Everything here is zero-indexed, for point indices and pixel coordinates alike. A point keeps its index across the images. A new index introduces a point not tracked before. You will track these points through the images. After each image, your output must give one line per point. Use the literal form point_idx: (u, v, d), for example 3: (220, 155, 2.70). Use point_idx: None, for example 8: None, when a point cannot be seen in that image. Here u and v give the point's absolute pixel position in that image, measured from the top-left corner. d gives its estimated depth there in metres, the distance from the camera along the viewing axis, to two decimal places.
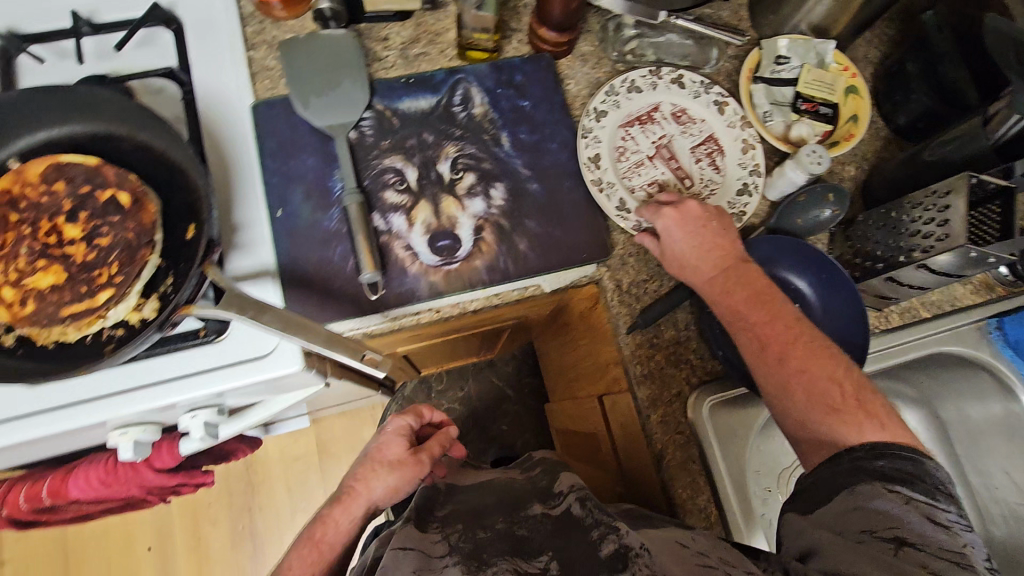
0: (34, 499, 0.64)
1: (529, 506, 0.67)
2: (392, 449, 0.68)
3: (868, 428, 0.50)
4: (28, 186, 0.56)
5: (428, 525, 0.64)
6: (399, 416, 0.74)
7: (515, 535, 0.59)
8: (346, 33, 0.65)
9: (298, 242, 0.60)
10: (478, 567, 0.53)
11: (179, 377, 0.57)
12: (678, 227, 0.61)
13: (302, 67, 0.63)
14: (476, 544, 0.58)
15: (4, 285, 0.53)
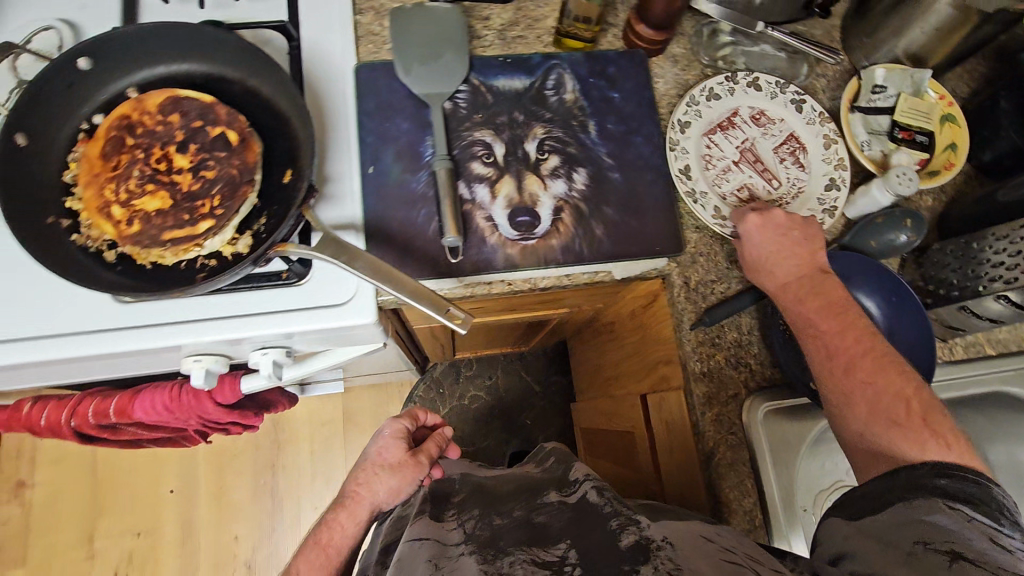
0: (101, 414, 0.67)
1: (545, 495, 0.70)
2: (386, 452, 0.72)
3: (932, 447, 0.50)
4: (146, 114, 0.59)
5: (444, 511, 0.67)
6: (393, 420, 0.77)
7: (533, 524, 0.62)
8: (451, 9, 0.67)
9: (386, 200, 0.62)
10: (493, 555, 0.56)
11: (259, 314, 0.60)
12: (757, 231, 0.61)
13: (411, 38, 0.65)
14: (492, 531, 0.62)
15: (113, 204, 0.56)
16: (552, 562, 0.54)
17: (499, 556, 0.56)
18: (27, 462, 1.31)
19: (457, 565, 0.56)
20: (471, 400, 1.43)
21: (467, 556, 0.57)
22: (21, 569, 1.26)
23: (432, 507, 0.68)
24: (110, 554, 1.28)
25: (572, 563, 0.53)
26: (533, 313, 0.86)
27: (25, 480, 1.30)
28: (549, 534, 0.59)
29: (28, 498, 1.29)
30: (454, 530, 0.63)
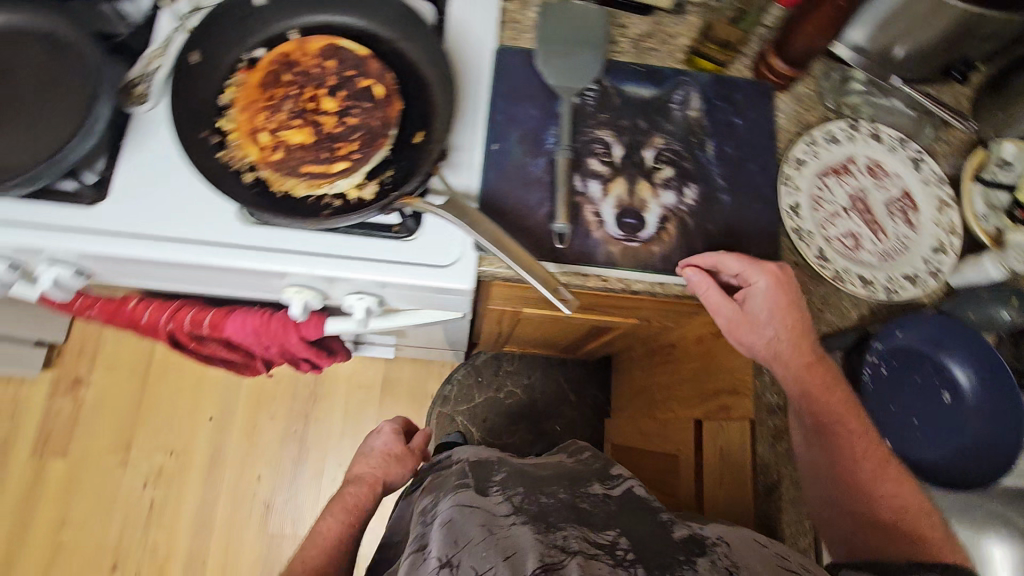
0: (196, 324, 0.72)
1: (587, 485, 0.69)
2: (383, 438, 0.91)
3: (933, 546, 0.57)
4: (306, 55, 0.63)
5: (487, 487, 0.66)
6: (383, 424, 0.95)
7: (578, 508, 0.62)
8: (599, 9, 0.69)
9: (505, 176, 0.65)
10: (546, 527, 0.57)
11: (366, 259, 0.63)
12: (768, 305, 0.61)
13: (555, 29, 0.68)
14: (540, 508, 0.61)
15: (263, 130, 0.60)
16: (605, 544, 0.55)
17: (552, 530, 0.56)
18: (87, 361, 1.39)
19: (510, 533, 0.56)
20: (507, 395, 1.43)
21: (520, 526, 0.57)
22: (62, 459, 1.32)
23: (475, 485, 0.65)
24: (142, 465, 1.34)
25: (624, 549, 0.54)
26: (603, 317, 0.87)
27: (82, 378, 1.37)
28: (595, 519, 0.60)
29: (80, 395, 1.37)
30: (500, 502, 0.62)
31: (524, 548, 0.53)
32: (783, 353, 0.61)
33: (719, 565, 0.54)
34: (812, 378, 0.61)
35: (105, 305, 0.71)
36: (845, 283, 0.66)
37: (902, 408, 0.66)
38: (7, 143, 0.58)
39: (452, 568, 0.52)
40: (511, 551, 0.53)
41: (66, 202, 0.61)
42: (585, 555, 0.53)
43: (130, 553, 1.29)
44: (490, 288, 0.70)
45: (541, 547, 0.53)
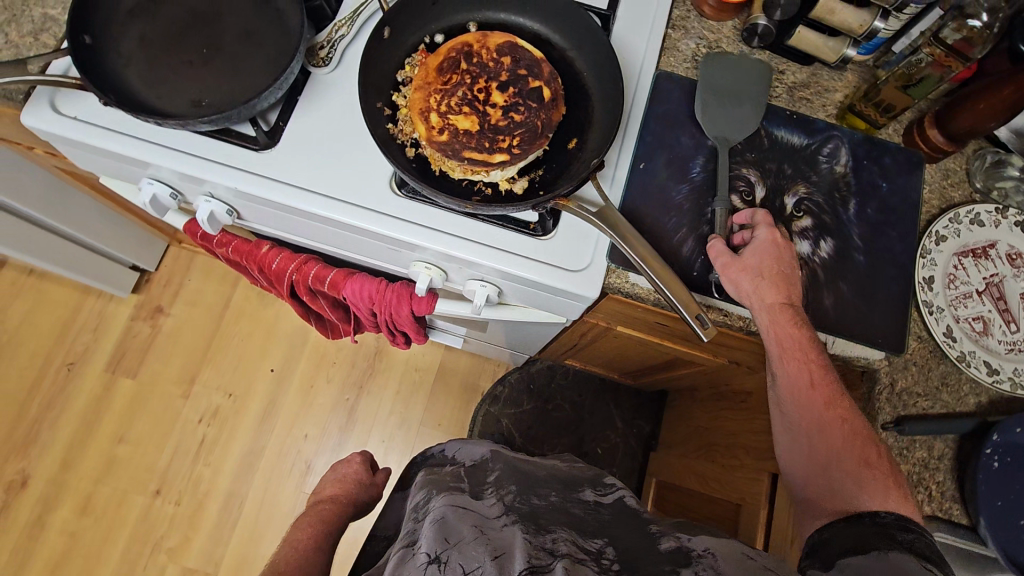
0: (318, 280, 0.75)
1: (580, 491, 0.77)
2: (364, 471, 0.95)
3: (894, 495, 0.54)
4: (485, 49, 0.65)
5: (482, 489, 0.70)
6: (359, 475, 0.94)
7: (570, 512, 0.68)
8: (757, 63, 0.70)
9: (646, 197, 0.66)
10: (536, 529, 0.61)
11: (500, 249, 0.65)
12: (765, 247, 0.61)
13: (715, 82, 0.69)
14: (530, 508, 0.66)
15: (433, 111, 0.63)
16: (592, 550, 0.59)
17: (540, 535, 0.59)
18: (170, 293, 1.45)
19: (501, 535, 0.58)
20: (555, 408, 1.43)
21: (510, 527, 0.60)
22: (131, 380, 1.39)
23: (469, 489, 0.69)
24: (201, 401, 1.39)
25: (610, 559, 0.59)
26: (691, 352, 0.87)
27: (163, 307, 1.44)
28: (586, 526, 0.65)
29: (159, 323, 1.43)
30: (494, 505, 0.65)
31: (513, 548, 0.56)
32: (763, 292, 0.60)
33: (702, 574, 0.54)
34: (785, 317, 0.59)
35: (240, 245, 0.75)
36: (969, 366, 0.65)
37: (1009, 505, 0.60)
38: (204, 82, 0.63)
39: (440, 564, 0.53)
40: (500, 551, 0.55)
41: (240, 145, 0.65)
42: (571, 559, 0.56)
43: (174, 480, 1.34)
44: (603, 302, 0.71)
45: (529, 548, 0.56)
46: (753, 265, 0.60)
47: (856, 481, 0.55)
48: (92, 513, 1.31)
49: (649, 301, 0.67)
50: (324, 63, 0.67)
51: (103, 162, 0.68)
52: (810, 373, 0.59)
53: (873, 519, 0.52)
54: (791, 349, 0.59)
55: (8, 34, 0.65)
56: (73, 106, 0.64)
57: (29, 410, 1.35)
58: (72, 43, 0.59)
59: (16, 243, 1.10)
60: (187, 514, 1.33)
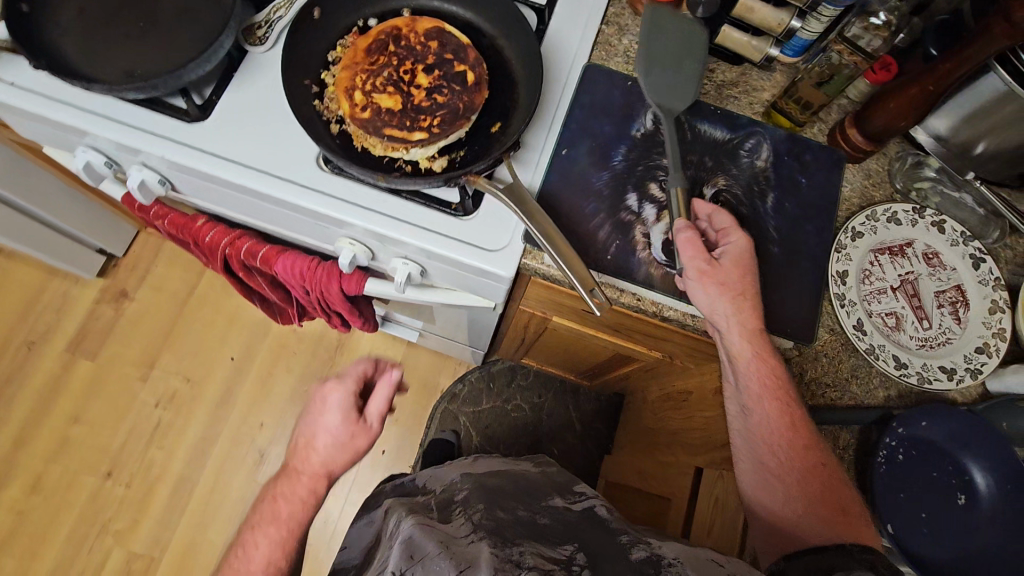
0: (250, 255, 0.76)
1: (549, 499, 0.78)
2: (342, 417, 0.77)
3: (863, 532, 0.59)
4: (414, 33, 0.67)
5: (450, 511, 0.70)
6: (334, 427, 0.76)
7: (536, 524, 0.67)
8: (696, 26, 0.70)
9: (566, 181, 0.68)
10: (503, 542, 0.60)
11: (421, 228, 0.67)
12: (737, 275, 0.62)
13: (658, 44, 0.69)
14: (496, 523, 0.65)
15: (358, 89, 0.65)
16: (561, 560, 0.59)
17: (509, 546, 0.59)
18: (136, 277, 1.46)
19: (467, 550, 0.58)
20: (513, 407, 1.43)
21: (477, 542, 0.60)
22: (90, 361, 1.40)
23: (437, 513, 0.70)
24: (159, 385, 1.40)
25: (579, 565, 0.58)
26: (624, 345, 0.88)
27: (128, 291, 1.45)
28: (551, 534, 0.65)
29: (122, 307, 1.44)
30: (462, 523, 0.65)
31: (479, 562, 0.56)
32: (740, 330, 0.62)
33: None
34: (761, 357, 0.63)
35: (176, 218, 0.77)
36: (878, 359, 0.66)
37: (910, 498, 0.61)
38: (137, 53, 0.65)
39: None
40: (466, 565, 0.56)
41: (172, 116, 0.67)
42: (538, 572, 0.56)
43: (126, 464, 1.34)
44: (527, 286, 0.73)
45: (496, 562, 0.56)
46: (732, 285, 0.62)
47: (828, 517, 0.59)
48: (41, 491, 1.31)
49: (564, 284, 0.68)
50: (261, 42, 0.70)
51: (40, 128, 0.70)
52: (783, 405, 0.63)
53: (836, 551, 0.52)
54: (769, 390, 0.63)
55: None
56: (11, 71, 0.66)
57: None
58: (9, 10, 0.62)
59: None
60: (136, 499, 1.32)
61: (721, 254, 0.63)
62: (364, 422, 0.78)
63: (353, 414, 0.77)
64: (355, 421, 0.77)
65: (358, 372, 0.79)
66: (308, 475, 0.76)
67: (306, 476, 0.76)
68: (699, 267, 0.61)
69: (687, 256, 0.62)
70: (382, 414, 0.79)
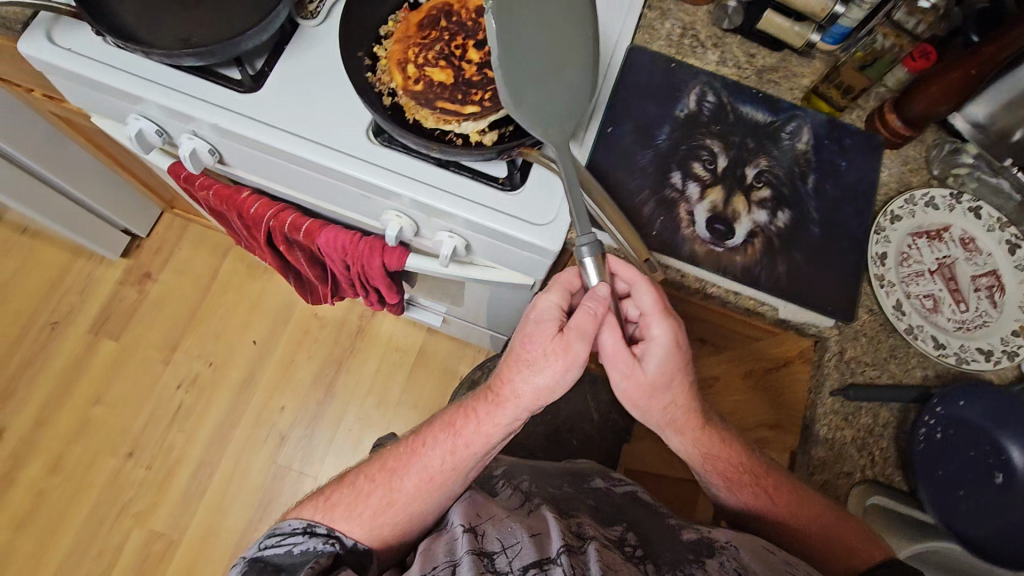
0: (293, 228, 0.77)
1: (590, 481, 0.76)
2: (546, 331, 0.60)
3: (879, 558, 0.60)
4: (465, 8, 0.68)
5: (494, 484, 0.73)
6: (532, 337, 0.61)
7: (586, 502, 0.69)
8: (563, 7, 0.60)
9: (610, 158, 0.69)
10: (563, 512, 0.64)
11: (469, 201, 0.68)
12: (654, 358, 0.60)
13: (525, 32, 0.57)
14: (549, 494, 0.69)
15: (411, 62, 0.66)
16: (615, 539, 0.61)
17: (569, 518, 0.62)
18: (160, 260, 1.47)
19: (531, 517, 0.62)
20: None
21: (537, 511, 0.63)
22: (113, 342, 1.41)
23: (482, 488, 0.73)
24: (182, 367, 1.41)
25: (634, 545, 0.60)
26: None
27: (151, 274, 1.46)
28: (604, 513, 0.67)
29: (146, 289, 1.45)
30: (512, 495, 0.69)
31: (547, 528, 0.59)
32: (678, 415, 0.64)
33: (727, 566, 0.58)
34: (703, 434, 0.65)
35: (221, 190, 0.78)
36: (917, 339, 0.67)
37: (948, 475, 0.61)
38: (191, 20, 0.65)
39: (476, 535, 0.58)
40: (536, 529, 0.59)
41: (226, 86, 0.68)
42: (599, 542, 0.59)
43: (148, 444, 1.35)
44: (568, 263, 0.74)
45: (562, 529, 0.59)
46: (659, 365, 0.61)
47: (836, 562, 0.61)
48: (63, 469, 1.31)
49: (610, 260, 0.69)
50: (312, 16, 0.71)
51: (93, 96, 0.71)
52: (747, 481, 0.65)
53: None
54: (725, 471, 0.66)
55: None
56: (68, 39, 0.67)
57: (9, 366, 1.36)
58: None
59: (11, 191, 1.11)
60: (157, 479, 1.33)
61: (642, 351, 0.61)
62: (563, 338, 0.59)
63: (552, 326, 0.60)
64: (556, 335, 0.59)
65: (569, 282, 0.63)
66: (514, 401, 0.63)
67: (503, 402, 0.64)
68: (623, 385, 0.62)
69: (612, 373, 0.62)
70: (590, 329, 0.58)
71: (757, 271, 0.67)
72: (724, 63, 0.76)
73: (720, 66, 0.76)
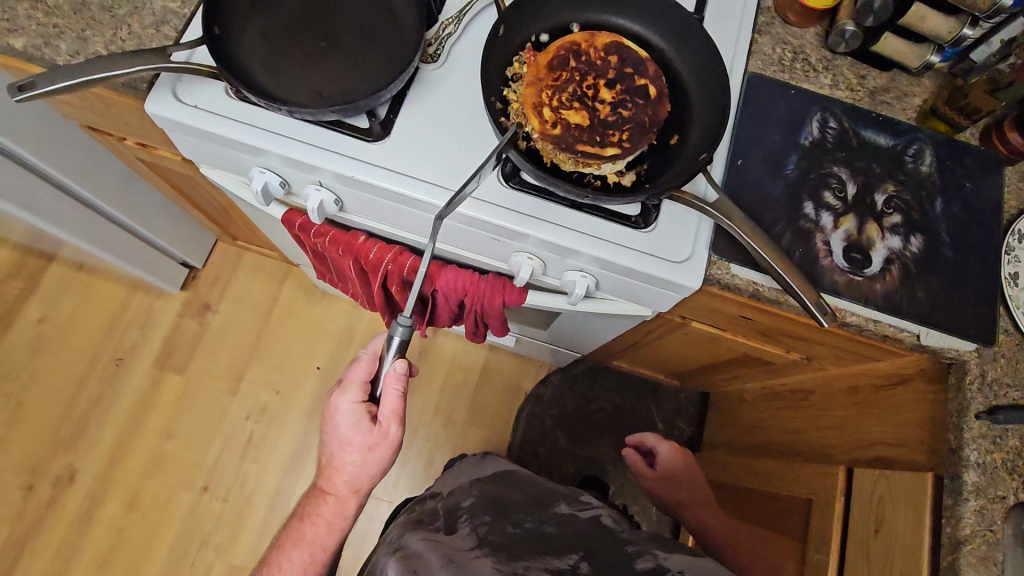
0: (413, 271, 0.77)
1: (557, 506, 0.86)
2: (362, 428, 0.72)
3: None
4: (592, 48, 0.68)
5: (456, 522, 0.77)
6: (352, 437, 0.72)
7: (543, 533, 0.75)
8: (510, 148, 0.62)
9: (744, 190, 0.69)
10: (507, 558, 0.67)
11: (606, 241, 0.66)
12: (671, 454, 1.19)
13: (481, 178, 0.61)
14: (505, 536, 0.73)
15: (545, 105, 0.65)
16: (567, 568, 0.66)
17: (512, 560, 0.66)
18: (217, 290, 1.46)
19: (471, 564, 0.65)
20: (597, 408, 1.47)
21: (481, 557, 0.66)
22: (178, 376, 1.39)
23: (444, 524, 0.77)
24: (249, 398, 1.40)
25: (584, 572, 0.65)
26: (762, 349, 0.89)
27: (210, 304, 1.45)
28: (559, 544, 0.72)
29: (206, 320, 1.44)
30: (467, 535, 0.73)
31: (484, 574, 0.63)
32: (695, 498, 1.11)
33: None
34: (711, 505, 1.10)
35: (338, 236, 0.77)
36: None
37: None
38: (324, 73, 0.65)
39: None
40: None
41: (354, 135, 0.67)
42: None
43: (222, 476, 1.34)
44: (693, 295, 0.74)
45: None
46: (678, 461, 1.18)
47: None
48: (140, 508, 1.31)
49: (748, 293, 0.69)
50: (432, 59, 0.70)
51: (214, 150, 0.70)
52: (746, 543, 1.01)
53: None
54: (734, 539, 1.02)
55: (130, 26, 0.67)
56: (193, 94, 0.66)
57: (75, 406, 1.35)
58: (206, 35, 0.62)
59: (77, 232, 1.07)
60: (234, 511, 1.33)
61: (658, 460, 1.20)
62: (380, 428, 0.72)
63: (366, 421, 0.72)
64: (372, 427, 0.72)
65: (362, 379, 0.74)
66: (336, 494, 0.76)
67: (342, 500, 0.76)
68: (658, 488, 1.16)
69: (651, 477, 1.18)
70: (399, 408, 0.72)
71: (894, 299, 0.67)
72: (837, 87, 0.76)
73: (834, 89, 0.76)
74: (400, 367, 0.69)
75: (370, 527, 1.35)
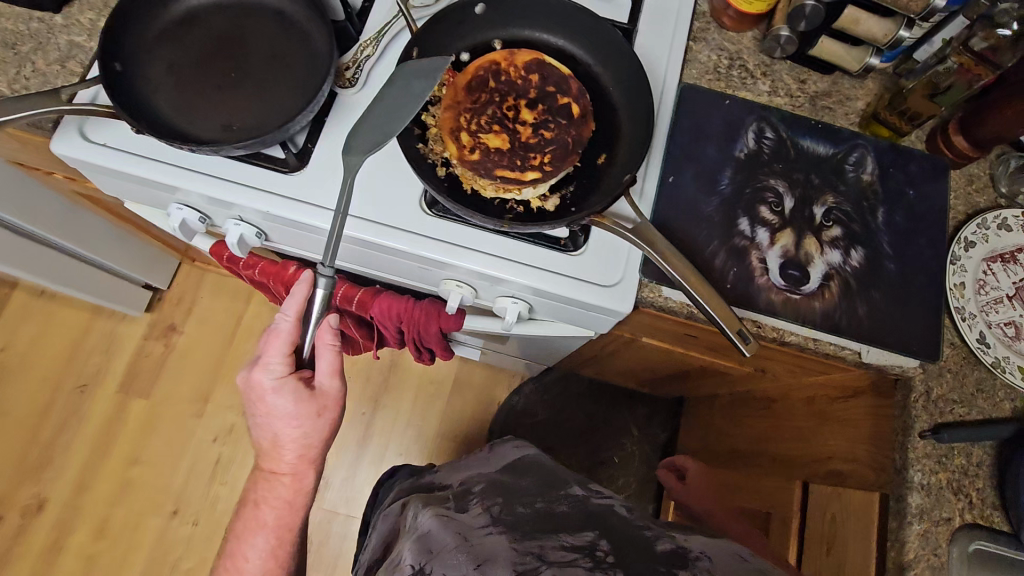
0: (345, 299, 0.75)
1: (569, 488, 0.82)
2: (298, 397, 0.67)
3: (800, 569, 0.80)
4: (513, 66, 0.66)
5: (467, 502, 0.75)
6: (289, 412, 0.67)
7: (555, 513, 0.71)
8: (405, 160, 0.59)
9: (677, 208, 0.67)
10: (522, 537, 0.64)
11: (531, 267, 0.64)
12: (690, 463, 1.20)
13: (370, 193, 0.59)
14: (516, 518, 0.69)
15: (463, 130, 0.63)
16: (585, 546, 0.62)
17: (528, 540, 0.63)
18: (182, 312, 1.44)
19: (485, 543, 0.63)
20: (570, 417, 1.46)
21: (495, 536, 0.65)
22: (144, 400, 1.38)
23: (455, 503, 0.75)
24: (216, 420, 1.39)
25: (604, 550, 0.62)
26: (716, 361, 0.87)
27: (176, 326, 1.43)
28: (573, 524, 0.68)
29: (171, 342, 1.42)
30: (479, 514, 0.70)
31: (498, 556, 0.60)
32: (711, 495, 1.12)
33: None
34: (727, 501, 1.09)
35: (267, 266, 0.75)
36: (1004, 372, 0.65)
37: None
38: (234, 105, 0.63)
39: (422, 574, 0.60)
40: (483, 558, 0.60)
41: (270, 167, 0.65)
42: (562, 563, 0.59)
43: (191, 500, 1.33)
44: (631, 317, 0.73)
45: (515, 555, 0.60)
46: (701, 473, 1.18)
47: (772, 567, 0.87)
48: (108, 535, 1.30)
49: (683, 316, 0.67)
50: (351, 84, 0.67)
51: (129, 186, 0.67)
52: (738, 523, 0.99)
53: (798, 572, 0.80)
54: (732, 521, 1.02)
55: (34, 62, 0.65)
56: (102, 132, 0.64)
57: (40, 435, 1.34)
58: (103, 71, 0.59)
59: (21, 261, 1.05)
60: (205, 534, 1.32)
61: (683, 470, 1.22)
62: (321, 391, 0.68)
63: (303, 391, 0.67)
64: (310, 394, 0.67)
65: (283, 354, 0.66)
66: (290, 474, 0.72)
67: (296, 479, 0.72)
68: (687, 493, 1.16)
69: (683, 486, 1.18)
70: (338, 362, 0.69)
71: (834, 317, 0.65)
72: (777, 93, 0.73)
73: (774, 96, 0.73)
74: (333, 320, 0.67)
75: (343, 545, 1.34)
